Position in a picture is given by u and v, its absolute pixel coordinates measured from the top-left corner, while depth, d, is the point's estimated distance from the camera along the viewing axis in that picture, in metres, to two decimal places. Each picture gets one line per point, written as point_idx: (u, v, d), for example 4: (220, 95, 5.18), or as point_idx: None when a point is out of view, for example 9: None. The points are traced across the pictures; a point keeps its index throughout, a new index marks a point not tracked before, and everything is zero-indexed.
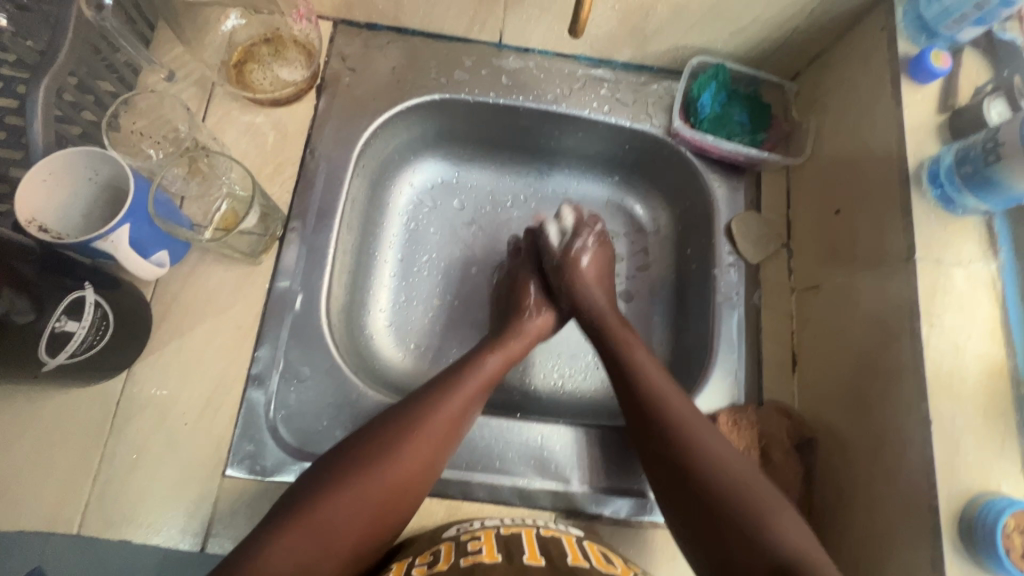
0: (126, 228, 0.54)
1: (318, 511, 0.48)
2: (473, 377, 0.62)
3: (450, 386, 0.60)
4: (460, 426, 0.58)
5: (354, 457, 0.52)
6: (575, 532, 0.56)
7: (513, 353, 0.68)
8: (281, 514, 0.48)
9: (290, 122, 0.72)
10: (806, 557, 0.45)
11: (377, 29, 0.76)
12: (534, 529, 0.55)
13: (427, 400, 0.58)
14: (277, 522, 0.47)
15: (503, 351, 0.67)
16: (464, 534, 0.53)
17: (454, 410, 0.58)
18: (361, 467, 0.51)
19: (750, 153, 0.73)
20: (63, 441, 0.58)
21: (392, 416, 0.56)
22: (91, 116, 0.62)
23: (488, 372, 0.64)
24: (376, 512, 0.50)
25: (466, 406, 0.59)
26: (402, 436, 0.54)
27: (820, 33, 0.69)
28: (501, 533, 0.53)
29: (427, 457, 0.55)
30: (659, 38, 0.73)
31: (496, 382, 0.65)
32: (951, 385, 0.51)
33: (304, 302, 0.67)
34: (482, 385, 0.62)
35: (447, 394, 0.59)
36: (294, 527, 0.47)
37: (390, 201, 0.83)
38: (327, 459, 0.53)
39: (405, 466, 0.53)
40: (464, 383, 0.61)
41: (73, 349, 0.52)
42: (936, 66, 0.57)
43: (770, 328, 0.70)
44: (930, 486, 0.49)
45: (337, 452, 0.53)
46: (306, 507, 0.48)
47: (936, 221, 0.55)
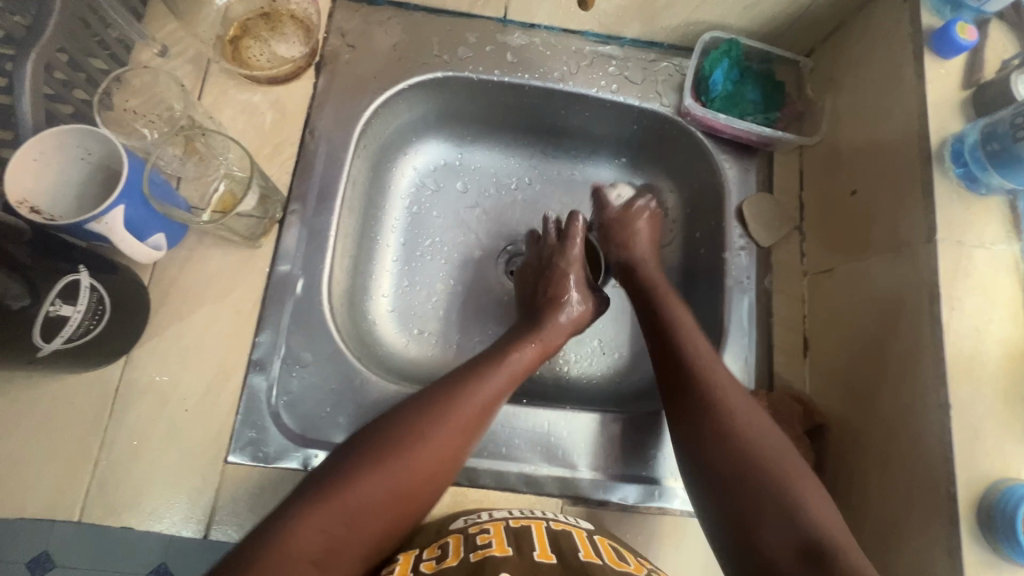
0: (120, 210, 0.52)
1: (341, 494, 0.47)
2: (505, 365, 0.60)
3: (483, 373, 0.58)
4: (491, 414, 0.57)
5: (385, 438, 0.51)
6: (584, 524, 0.56)
7: (547, 345, 0.66)
8: (306, 492, 0.47)
9: (288, 100, 0.70)
10: (840, 547, 0.43)
11: (378, 4, 0.74)
12: (544, 521, 0.54)
13: (460, 386, 0.56)
14: (300, 502, 0.47)
15: (538, 342, 0.65)
16: (472, 527, 0.52)
17: (486, 398, 0.57)
18: (392, 449, 0.50)
19: (763, 133, 0.70)
20: (61, 428, 0.57)
21: (423, 399, 0.55)
22: (83, 94, 0.60)
23: (522, 361, 0.62)
24: (404, 495, 0.50)
25: (499, 394, 0.58)
26: (434, 420, 0.53)
27: (838, 6, 0.67)
28: (511, 525, 0.52)
29: (454, 445, 0.53)
30: (670, 13, 0.70)
31: (528, 372, 0.63)
32: (972, 371, 0.50)
33: (305, 286, 0.65)
34: (514, 374, 0.61)
35: (481, 381, 0.58)
36: (321, 506, 0.46)
37: (392, 184, 0.81)
38: (355, 438, 0.52)
39: (435, 451, 0.52)
40: (497, 370, 0.59)
41: (68, 334, 0.50)
42: (963, 39, 0.54)
43: (781, 312, 0.69)
44: (948, 474, 0.48)
45: (366, 432, 0.52)
46: (334, 486, 0.48)
47: (958, 201, 0.53)
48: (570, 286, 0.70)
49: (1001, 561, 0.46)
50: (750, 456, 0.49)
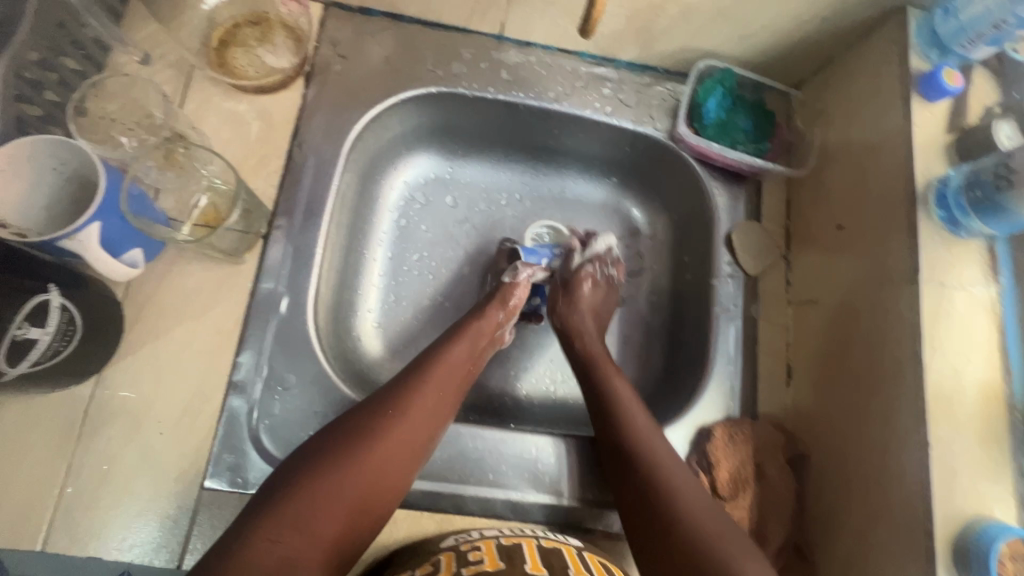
0: (96, 227, 0.49)
1: (295, 501, 0.46)
2: (446, 357, 0.61)
3: (425, 368, 0.59)
4: (440, 407, 0.57)
5: (331, 441, 0.50)
6: (573, 542, 0.56)
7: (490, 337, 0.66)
8: (259, 506, 0.46)
9: (276, 111, 0.67)
10: None
11: (371, 14, 0.72)
12: (535, 539, 0.54)
13: (404, 383, 0.56)
14: (254, 516, 0.45)
15: (482, 331, 0.65)
16: (463, 544, 0.52)
17: (433, 392, 0.57)
18: (340, 451, 0.49)
19: (754, 163, 0.72)
20: (25, 451, 0.54)
21: (368, 402, 0.54)
22: (55, 97, 0.56)
23: (465, 354, 0.62)
24: (358, 495, 0.48)
25: (446, 384, 0.59)
26: (382, 419, 0.52)
27: (830, 42, 0.68)
28: (502, 542, 0.52)
29: (405, 440, 0.53)
30: (666, 39, 0.71)
31: (474, 361, 0.64)
32: (950, 409, 0.51)
33: (289, 305, 0.63)
34: (460, 365, 0.61)
35: (425, 374, 0.58)
36: (275, 515, 0.45)
37: (380, 197, 0.79)
38: (304, 448, 0.50)
39: (386, 448, 0.51)
40: (440, 364, 0.60)
41: (35, 357, 0.48)
42: (949, 84, 0.56)
43: (766, 340, 0.70)
44: (926, 511, 0.49)
45: (314, 441, 0.51)
46: (285, 496, 0.46)
47: (941, 243, 0.55)
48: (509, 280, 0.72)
49: None
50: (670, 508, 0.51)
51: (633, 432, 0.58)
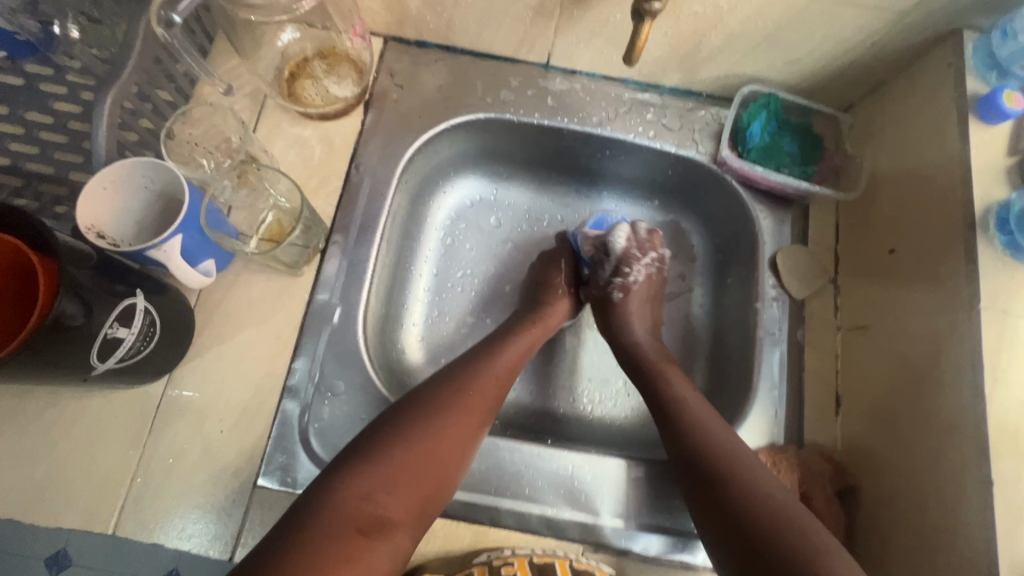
0: (178, 239, 0.55)
1: (384, 458, 0.49)
2: (513, 343, 0.65)
3: (491, 354, 0.63)
4: (505, 388, 0.61)
5: (408, 412, 0.54)
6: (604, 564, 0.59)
7: (550, 326, 0.71)
8: (344, 463, 0.49)
9: (337, 136, 0.73)
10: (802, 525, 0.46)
11: (426, 46, 0.77)
12: (567, 560, 0.58)
13: (470, 364, 0.60)
14: (345, 470, 0.48)
15: (542, 323, 0.70)
16: (496, 560, 0.56)
17: (497, 375, 0.61)
18: (416, 423, 0.53)
19: (800, 187, 0.71)
20: (104, 441, 0.60)
21: (442, 374, 0.59)
22: (149, 125, 0.64)
23: (527, 341, 0.67)
24: (438, 462, 0.52)
25: (509, 369, 0.62)
26: (453, 394, 0.56)
27: (883, 64, 0.67)
28: (534, 562, 0.56)
29: (478, 412, 0.57)
30: (709, 66, 0.72)
31: (530, 353, 0.67)
32: (1016, 445, 0.48)
33: (341, 315, 0.67)
34: (520, 352, 0.65)
35: (491, 358, 0.62)
36: (363, 474, 0.48)
37: (428, 216, 0.83)
38: (384, 416, 0.53)
39: (459, 420, 0.55)
40: (507, 348, 0.64)
41: (121, 354, 0.53)
42: (1009, 106, 0.55)
43: (814, 367, 0.68)
44: (990, 553, 0.46)
45: (397, 405, 0.55)
46: (375, 452, 0.50)
47: (1003, 270, 0.52)
48: (562, 270, 0.77)
49: None
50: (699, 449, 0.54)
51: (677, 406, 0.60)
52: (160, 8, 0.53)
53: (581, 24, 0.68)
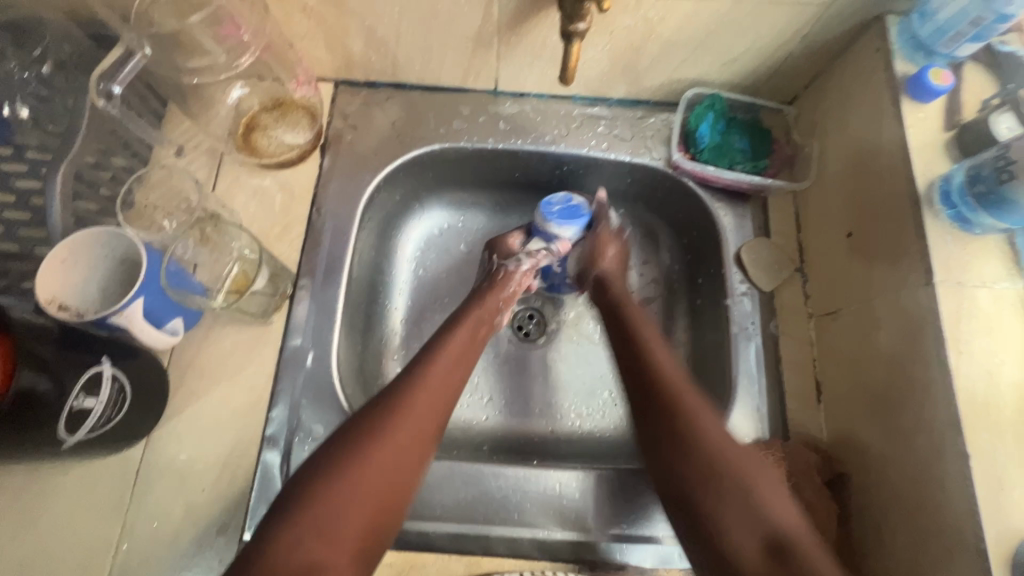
0: (139, 302, 0.56)
1: (319, 500, 0.47)
2: (449, 347, 0.63)
3: (426, 360, 0.61)
4: (447, 397, 0.59)
5: (358, 427, 0.53)
6: None
7: (483, 323, 0.69)
8: (280, 512, 0.47)
9: (296, 182, 0.74)
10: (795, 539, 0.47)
11: (376, 86, 0.78)
12: None
13: (407, 380, 0.58)
14: (279, 520, 0.47)
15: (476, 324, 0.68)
16: None
17: (434, 384, 0.59)
18: (352, 454, 0.51)
19: (754, 181, 0.72)
20: (84, 513, 0.59)
21: (377, 395, 0.56)
22: (107, 194, 0.65)
23: (460, 340, 0.65)
24: (382, 493, 0.50)
25: (446, 374, 0.60)
26: (388, 418, 0.54)
27: (818, 55, 0.69)
28: None
29: (419, 429, 0.55)
30: (652, 74, 0.73)
31: (468, 352, 0.65)
32: (989, 415, 0.48)
33: (315, 358, 0.67)
34: (471, 341, 0.66)
35: (426, 370, 0.59)
36: (299, 520, 0.46)
37: (397, 250, 0.84)
38: (320, 450, 0.51)
39: (398, 442, 0.53)
40: (443, 353, 0.62)
41: (91, 425, 0.53)
42: (937, 84, 0.56)
43: (790, 357, 0.68)
44: (976, 528, 0.46)
45: (332, 438, 0.52)
46: (311, 496, 0.48)
47: (953, 242, 0.53)
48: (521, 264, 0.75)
49: None
50: (703, 457, 0.52)
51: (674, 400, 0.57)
52: (101, 80, 0.60)
53: (520, 48, 0.70)
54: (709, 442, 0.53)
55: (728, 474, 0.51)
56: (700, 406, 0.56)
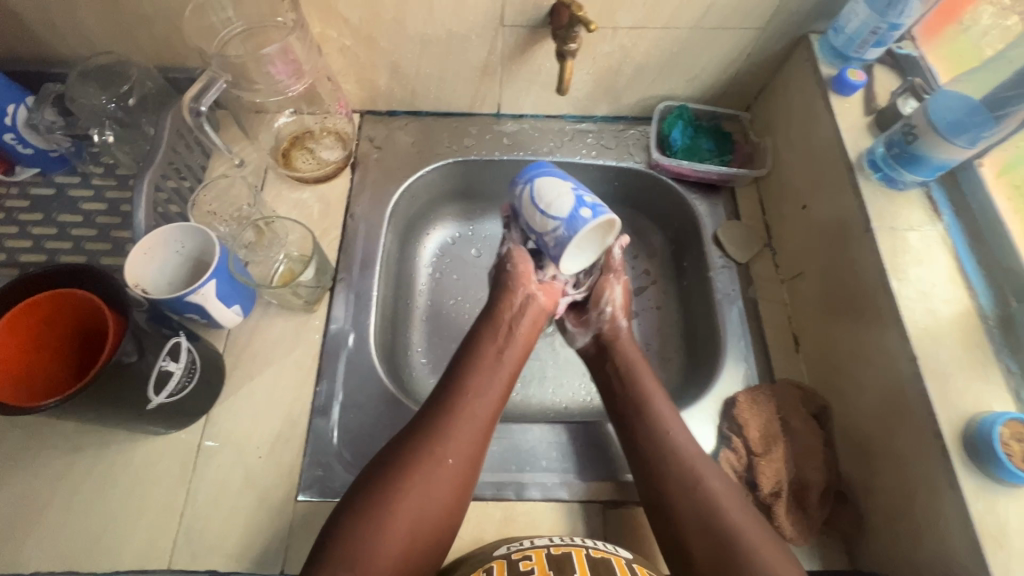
0: (212, 284, 0.64)
1: (375, 502, 0.56)
2: (486, 355, 0.69)
3: (467, 369, 0.67)
4: (491, 402, 0.66)
5: (395, 452, 0.60)
6: (622, 552, 0.57)
7: (506, 324, 0.72)
8: (345, 509, 0.56)
9: (331, 194, 0.85)
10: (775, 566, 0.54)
11: (396, 114, 0.92)
12: (584, 548, 0.56)
13: (449, 389, 0.65)
14: (341, 518, 0.55)
15: (500, 326, 0.72)
16: (515, 552, 0.55)
17: (473, 394, 0.65)
18: (406, 459, 0.59)
19: (722, 172, 0.85)
20: (152, 484, 0.65)
21: (425, 408, 0.64)
22: (175, 206, 0.75)
23: (495, 350, 0.70)
24: (430, 492, 0.58)
25: (482, 382, 0.66)
26: (431, 427, 0.62)
27: (762, 69, 0.84)
28: (552, 552, 0.55)
29: (466, 436, 0.62)
30: (629, 92, 0.88)
31: (501, 354, 0.70)
32: (930, 326, 0.59)
33: (355, 340, 0.75)
34: (495, 366, 0.68)
35: (465, 378, 0.66)
36: (360, 517, 0.55)
37: (417, 255, 0.94)
38: (379, 458, 0.60)
39: (443, 448, 0.60)
40: (478, 362, 0.68)
41: (171, 388, 0.61)
42: (854, 79, 0.71)
43: (768, 316, 0.79)
44: (931, 415, 0.55)
45: (387, 447, 0.61)
46: (368, 499, 0.56)
47: (883, 197, 0.66)
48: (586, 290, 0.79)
49: (995, 487, 0.51)
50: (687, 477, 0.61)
51: (649, 414, 0.66)
52: (191, 102, 0.69)
53: (519, 75, 0.84)
54: (672, 454, 0.63)
55: (695, 502, 0.59)
56: (667, 414, 0.66)
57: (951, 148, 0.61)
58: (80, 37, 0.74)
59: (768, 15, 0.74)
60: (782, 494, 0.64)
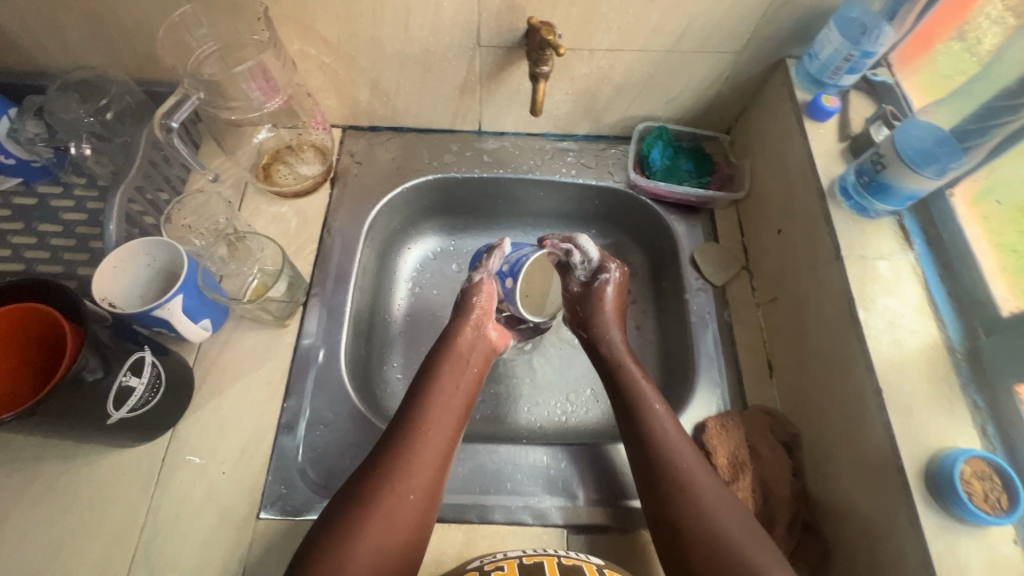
0: (179, 299, 0.65)
1: (339, 541, 0.54)
2: (443, 383, 0.68)
3: (425, 398, 0.66)
4: (451, 431, 0.65)
5: (354, 488, 0.58)
6: (594, 559, 0.58)
7: (463, 356, 0.72)
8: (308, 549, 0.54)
9: (309, 208, 0.85)
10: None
11: (378, 130, 0.92)
12: (556, 556, 0.57)
13: (408, 418, 0.64)
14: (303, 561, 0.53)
15: (457, 357, 0.72)
16: (488, 564, 0.56)
17: (433, 423, 0.64)
18: (368, 494, 0.57)
19: (699, 194, 0.85)
20: (113, 497, 0.65)
21: (385, 439, 0.63)
22: (151, 219, 0.76)
23: (453, 378, 0.69)
24: (395, 526, 0.56)
25: (442, 411, 0.66)
26: (393, 459, 0.60)
27: (741, 92, 0.84)
28: (523, 562, 0.55)
29: (428, 465, 0.61)
30: (609, 112, 0.88)
31: (460, 385, 0.70)
32: (897, 358, 0.58)
33: (325, 355, 0.75)
34: (452, 396, 0.68)
35: (423, 407, 0.65)
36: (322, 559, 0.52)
37: (396, 269, 0.94)
38: (340, 495, 0.58)
39: (407, 480, 0.59)
40: (437, 391, 0.67)
41: (133, 404, 0.60)
42: (828, 105, 0.71)
43: (743, 340, 0.78)
44: (894, 449, 0.54)
45: (348, 482, 0.59)
46: (331, 537, 0.54)
47: (854, 225, 0.65)
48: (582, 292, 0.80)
49: (956, 525, 0.50)
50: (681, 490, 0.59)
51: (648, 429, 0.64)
52: (162, 119, 0.70)
53: (499, 94, 0.84)
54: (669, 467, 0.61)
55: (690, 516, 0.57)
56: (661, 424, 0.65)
57: (919, 179, 0.61)
58: (63, 51, 0.75)
59: (744, 40, 0.75)
60: None
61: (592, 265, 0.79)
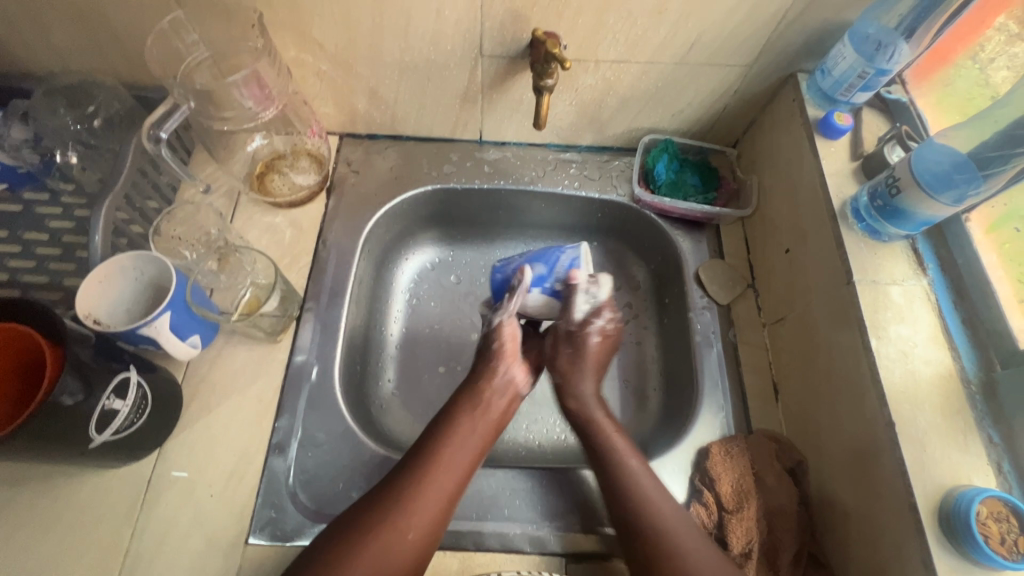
0: (166, 316, 0.62)
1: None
2: (458, 422, 0.66)
3: (437, 437, 0.64)
4: (461, 474, 0.62)
5: (348, 525, 0.56)
6: None
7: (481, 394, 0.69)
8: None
9: (304, 219, 0.83)
10: None
11: (377, 138, 0.90)
12: None
13: (415, 456, 0.62)
14: None
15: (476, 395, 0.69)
16: None
17: (439, 463, 0.61)
18: (361, 533, 0.55)
19: (705, 210, 0.83)
20: (96, 521, 0.63)
21: (389, 476, 0.61)
22: (139, 229, 0.73)
23: (467, 416, 0.67)
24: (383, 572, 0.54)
25: (454, 452, 0.63)
26: (391, 498, 0.58)
27: (750, 106, 0.82)
28: None
29: (428, 509, 0.58)
30: (614, 124, 0.86)
31: (475, 428, 0.66)
32: (910, 389, 0.56)
33: (319, 373, 0.73)
34: (465, 438, 0.64)
35: (433, 446, 0.63)
36: None
37: (394, 281, 0.92)
38: (334, 528, 0.57)
39: (402, 522, 0.56)
40: (449, 430, 0.65)
41: (117, 426, 0.58)
42: (840, 123, 0.69)
43: (748, 361, 0.76)
44: (908, 486, 0.52)
45: (344, 516, 0.57)
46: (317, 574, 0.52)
47: (866, 248, 0.63)
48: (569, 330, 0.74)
49: (970, 568, 0.48)
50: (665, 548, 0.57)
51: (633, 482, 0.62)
52: (151, 128, 0.70)
53: (501, 104, 0.82)
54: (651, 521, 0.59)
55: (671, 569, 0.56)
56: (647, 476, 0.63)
57: (936, 205, 0.59)
58: (50, 54, 0.72)
59: (755, 53, 0.72)
60: (752, 555, 0.61)
61: (597, 303, 0.73)
